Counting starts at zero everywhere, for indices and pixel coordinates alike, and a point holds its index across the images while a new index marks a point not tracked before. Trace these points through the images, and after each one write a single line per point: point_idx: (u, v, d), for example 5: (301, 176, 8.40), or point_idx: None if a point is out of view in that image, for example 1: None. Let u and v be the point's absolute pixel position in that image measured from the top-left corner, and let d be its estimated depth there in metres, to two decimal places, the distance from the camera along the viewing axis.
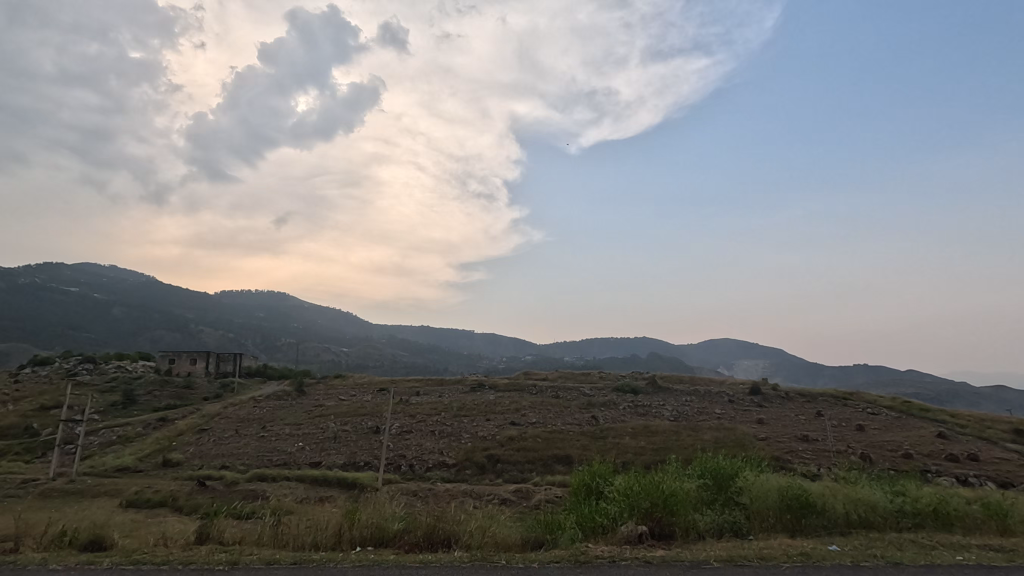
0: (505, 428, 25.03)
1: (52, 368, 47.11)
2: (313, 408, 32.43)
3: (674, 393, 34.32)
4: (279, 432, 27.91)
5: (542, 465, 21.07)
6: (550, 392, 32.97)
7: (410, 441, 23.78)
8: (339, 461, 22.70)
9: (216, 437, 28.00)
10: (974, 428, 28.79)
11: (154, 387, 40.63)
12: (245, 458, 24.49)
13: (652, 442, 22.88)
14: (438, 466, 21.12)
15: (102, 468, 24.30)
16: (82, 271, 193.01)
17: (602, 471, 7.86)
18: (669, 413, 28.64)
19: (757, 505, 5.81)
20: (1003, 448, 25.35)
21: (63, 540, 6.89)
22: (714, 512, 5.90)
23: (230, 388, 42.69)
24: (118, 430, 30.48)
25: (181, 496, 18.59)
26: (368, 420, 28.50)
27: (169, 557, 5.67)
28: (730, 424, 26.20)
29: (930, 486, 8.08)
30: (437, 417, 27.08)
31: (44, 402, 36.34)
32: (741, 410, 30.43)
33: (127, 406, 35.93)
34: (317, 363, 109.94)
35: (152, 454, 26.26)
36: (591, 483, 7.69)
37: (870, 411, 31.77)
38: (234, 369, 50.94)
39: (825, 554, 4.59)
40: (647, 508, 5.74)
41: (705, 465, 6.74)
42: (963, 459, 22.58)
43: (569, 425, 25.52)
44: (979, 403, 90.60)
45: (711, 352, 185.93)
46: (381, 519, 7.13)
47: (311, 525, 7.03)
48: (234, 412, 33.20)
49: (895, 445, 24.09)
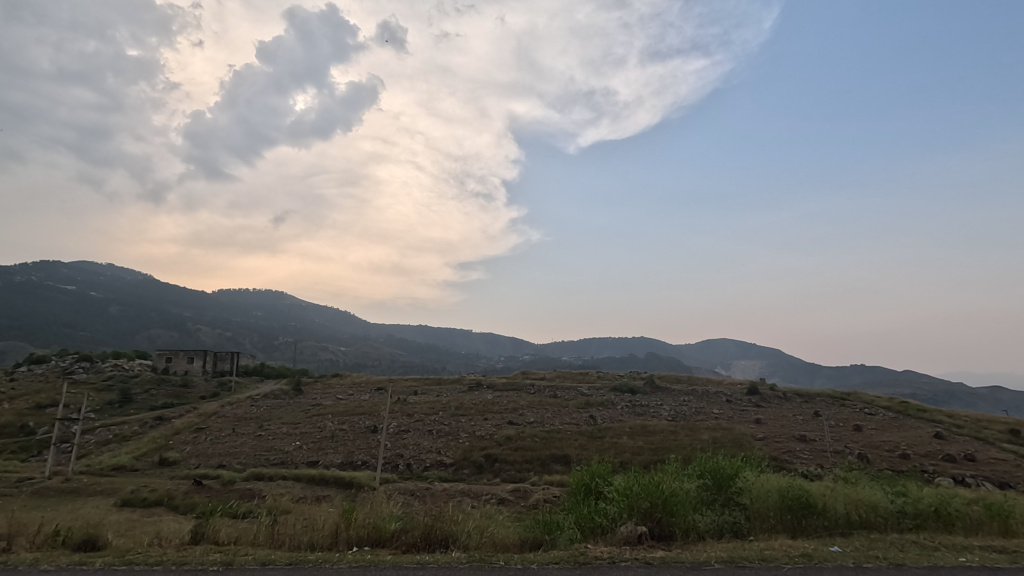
0: (503, 427, 24.95)
1: (49, 366, 46.88)
2: (311, 407, 32.34)
3: (672, 393, 34.28)
4: (276, 431, 27.77)
5: (540, 465, 21.02)
6: (548, 391, 32.89)
7: (407, 440, 23.71)
8: (336, 461, 22.60)
9: (212, 436, 27.87)
10: (970, 429, 28.85)
11: (151, 386, 40.42)
12: (242, 458, 24.36)
13: (650, 442, 22.85)
14: (436, 466, 21.05)
15: (98, 467, 24.15)
16: (79, 270, 192.06)
17: (600, 470, 7.82)
18: (667, 412, 28.61)
19: (757, 505, 5.76)
20: (999, 449, 25.41)
21: (57, 539, 6.81)
22: (713, 512, 5.85)
23: (227, 386, 42.52)
24: (114, 429, 30.30)
25: (177, 495, 18.51)
26: (366, 419, 28.39)
27: (163, 558, 5.59)
28: (728, 424, 26.18)
29: (929, 487, 8.06)
30: (435, 416, 27.01)
31: (39, 401, 36.12)
32: (739, 410, 30.41)
33: (123, 404, 35.77)
34: (315, 362, 109.70)
35: (148, 453, 26.12)
36: (590, 482, 7.63)
37: (868, 412, 31.82)
38: (231, 367, 50.76)
39: (827, 555, 4.54)
40: (647, 509, 5.69)
41: (705, 465, 6.68)
42: (960, 459, 22.61)
43: (567, 425, 25.46)
44: (975, 403, 91.05)
45: (709, 352, 186.28)
46: (378, 519, 7.06)
47: (307, 525, 6.95)
48: (231, 411, 33.04)
49: (893, 445, 24.13)
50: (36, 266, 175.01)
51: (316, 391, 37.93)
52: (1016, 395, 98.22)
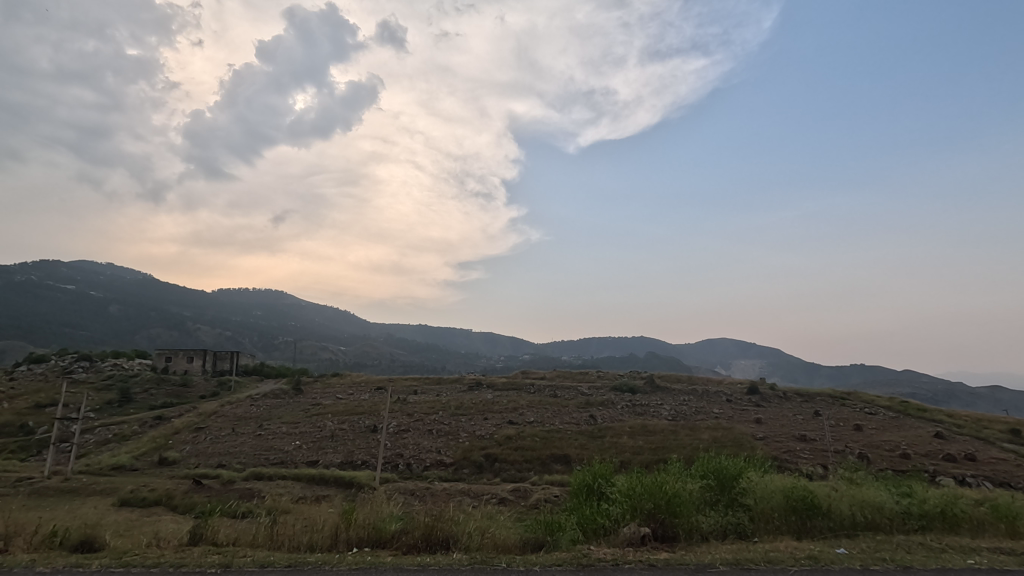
0: (503, 427, 24.89)
1: (48, 366, 46.77)
2: (310, 407, 32.24)
3: (673, 393, 34.22)
4: (276, 431, 27.69)
5: (540, 464, 20.96)
6: (548, 391, 32.78)
7: (407, 440, 23.65)
8: (336, 461, 22.52)
9: (212, 436, 27.81)
10: (971, 428, 28.78)
11: (150, 386, 40.35)
12: (242, 457, 24.29)
13: (650, 442, 22.79)
14: (435, 465, 20.98)
15: (97, 467, 24.07)
16: (78, 270, 191.83)
17: (602, 471, 7.76)
18: (667, 412, 28.52)
19: (761, 505, 5.70)
20: (999, 448, 25.34)
21: (53, 541, 6.75)
22: (717, 513, 5.79)
23: (226, 386, 42.41)
24: (113, 429, 30.22)
25: (177, 495, 18.46)
26: (366, 419, 28.30)
27: (160, 559, 5.52)
28: (728, 424, 26.09)
29: (933, 487, 7.98)
30: (435, 416, 26.91)
31: (39, 401, 36.03)
32: (740, 410, 30.33)
33: (123, 404, 35.71)
34: (315, 362, 109.61)
35: (147, 453, 26.05)
36: (592, 483, 7.56)
37: (868, 412, 31.74)
38: (231, 367, 50.67)
39: (834, 557, 4.49)
40: (650, 510, 5.63)
41: (708, 465, 6.62)
42: (961, 459, 22.54)
43: (567, 424, 25.41)
44: (975, 403, 91.05)
45: (709, 352, 186.27)
46: (378, 520, 7.00)
47: (306, 526, 6.89)
48: (230, 410, 32.95)
49: (893, 445, 24.06)
50: (35, 266, 174.81)
51: (316, 390, 37.86)
52: (1016, 395, 98.17)
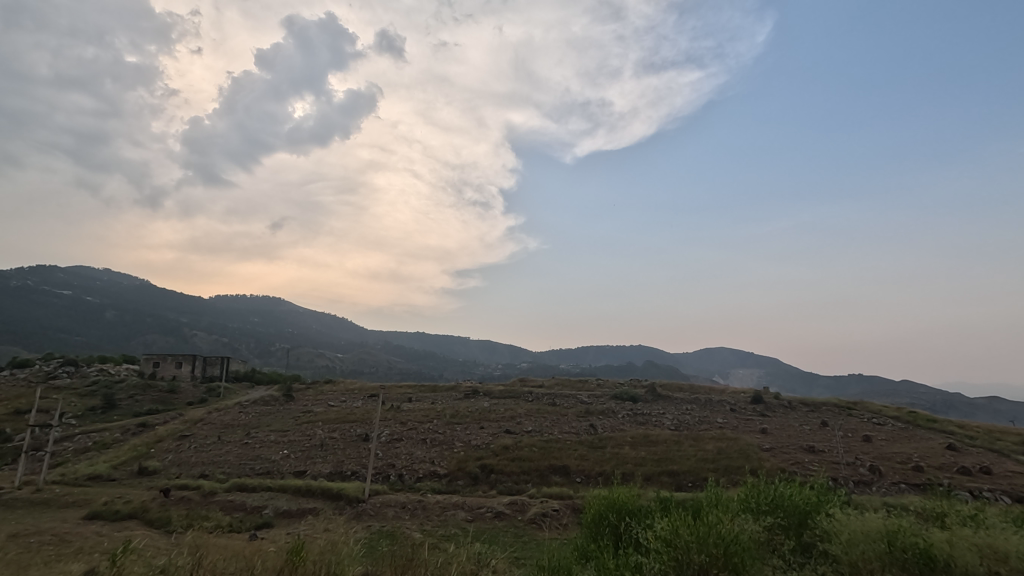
0: (499, 436, 23.21)
1: (32, 371, 44.79)
2: (301, 414, 30.58)
3: (675, 402, 32.55)
4: (264, 439, 26.03)
5: (538, 476, 19.27)
6: (547, 399, 31.20)
7: (399, 449, 21.96)
8: (325, 470, 20.89)
9: (196, 445, 26.05)
10: (983, 440, 27.15)
11: (136, 392, 38.45)
12: (226, 466, 22.62)
13: (653, 452, 21.17)
14: (428, 476, 19.31)
15: (72, 475, 22.24)
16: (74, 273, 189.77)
17: (625, 497, 6.24)
18: (670, 421, 26.98)
19: (851, 555, 4.25)
20: (1015, 461, 23.78)
21: None
22: (785, 563, 4.36)
23: (216, 392, 40.61)
24: (94, 436, 28.33)
25: (153, 507, 16.74)
26: (357, 427, 26.69)
27: None
28: (733, 434, 24.41)
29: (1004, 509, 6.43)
30: (429, 424, 25.31)
31: (16, 407, 34.01)
32: (744, 419, 28.69)
33: (106, 411, 33.77)
34: (307, 368, 107.86)
35: (127, 462, 24.22)
36: (614, 519, 6.02)
37: (875, 421, 30.22)
38: (221, 372, 48.75)
39: None
40: (702, 565, 4.05)
41: (770, 495, 5.18)
42: (976, 472, 20.96)
43: (566, 434, 23.75)
44: (975, 415, 89.88)
45: (706, 360, 185.56)
46: (336, 561, 5.40)
47: (239, 568, 5.27)
48: (218, 417, 31.23)
49: (905, 457, 22.44)
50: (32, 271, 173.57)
51: (307, 397, 36.21)
52: (1013, 404, 97.06)
